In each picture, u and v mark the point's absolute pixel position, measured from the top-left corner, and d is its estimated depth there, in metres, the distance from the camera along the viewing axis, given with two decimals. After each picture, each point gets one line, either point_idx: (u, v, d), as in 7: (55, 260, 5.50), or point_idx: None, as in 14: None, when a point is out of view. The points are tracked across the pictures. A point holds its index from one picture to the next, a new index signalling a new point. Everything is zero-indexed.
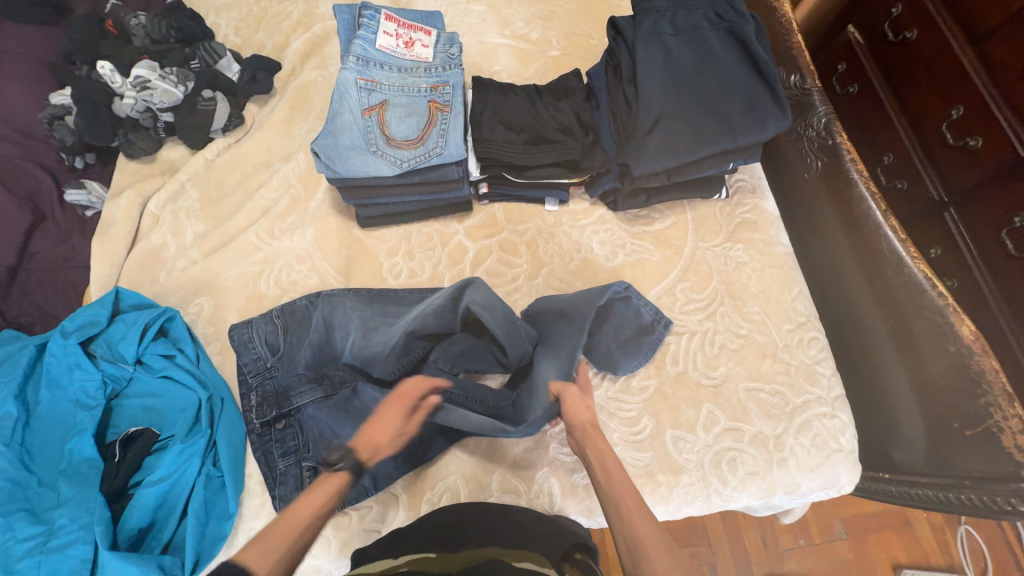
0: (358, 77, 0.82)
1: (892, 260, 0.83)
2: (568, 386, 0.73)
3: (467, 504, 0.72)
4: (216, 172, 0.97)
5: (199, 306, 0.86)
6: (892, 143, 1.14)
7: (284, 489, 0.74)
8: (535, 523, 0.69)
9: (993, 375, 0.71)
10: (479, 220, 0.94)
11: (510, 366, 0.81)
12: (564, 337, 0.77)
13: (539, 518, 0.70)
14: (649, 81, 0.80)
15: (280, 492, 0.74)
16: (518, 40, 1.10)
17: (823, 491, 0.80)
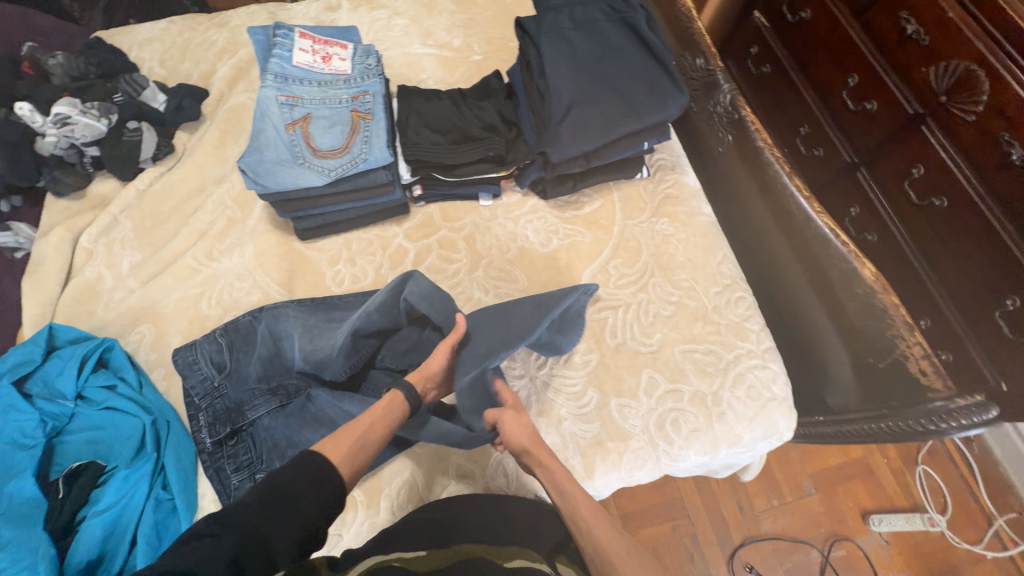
0: (278, 93, 0.85)
1: (802, 217, 0.90)
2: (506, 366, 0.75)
3: (444, 501, 0.74)
4: (150, 201, 0.97)
5: (140, 334, 0.86)
6: (806, 115, 1.36)
7: None
8: (522, 515, 0.73)
9: (895, 309, 0.79)
10: (417, 221, 0.97)
11: None
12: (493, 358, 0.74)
13: (521, 507, 0.74)
14: (557, 73, 0.85)
15: None
16: (441, 48, 1.15)
17: (766, 440, 0.84)
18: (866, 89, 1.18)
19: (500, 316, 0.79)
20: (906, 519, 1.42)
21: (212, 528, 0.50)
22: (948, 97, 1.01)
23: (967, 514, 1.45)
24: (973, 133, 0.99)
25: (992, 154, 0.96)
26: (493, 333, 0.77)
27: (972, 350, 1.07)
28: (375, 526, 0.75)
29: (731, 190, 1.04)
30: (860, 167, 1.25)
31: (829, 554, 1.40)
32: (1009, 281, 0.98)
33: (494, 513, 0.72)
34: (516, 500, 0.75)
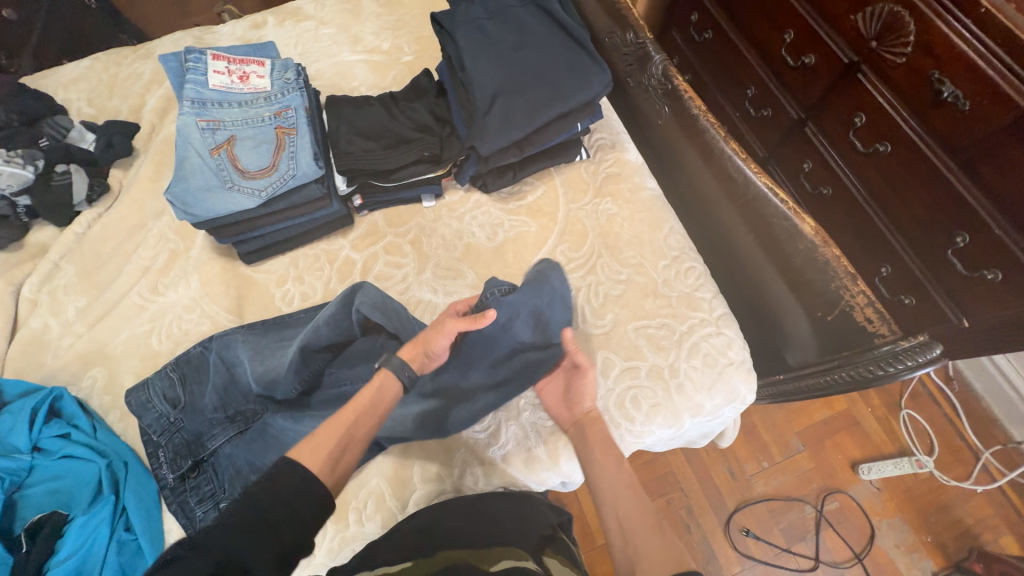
0: (199, 119, 0.84)
1: (740, 179, 0.90)
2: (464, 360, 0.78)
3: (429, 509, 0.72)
4: (90, 244, 0.96)
5: (93, 378, 0.85)
6: (751, 76, 1.35)
7: None
8: (510, 512, 0.73)
9: (836, 261, 0.79)
10: (362, 231, 0.96)
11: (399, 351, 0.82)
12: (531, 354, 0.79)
13: (508, 504, 0.74)
14: (478, 65, 0.84)
15: None
16: (370, 53, 1.14)
17: (728, 405, 0.84)
18: (802, 44, 1.18)
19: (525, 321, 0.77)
20: (894, 465, 1.44)
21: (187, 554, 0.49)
22: (877, 42, 1.01)
23: (953, 452, 1.47)
24: (906, 75, 0.98)
25: (925, 95, 0.96)
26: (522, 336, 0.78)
27: (931, 290, 1.08)
28: (346, 539, 0.75)
29: (674, 161, 1.04)
30: (807, 122, 1.25)
31: (823, 508, 1.41)
32: (956, 217, 0.98)
33: (482, 513, 0.72)
34: (504, 498, 0.75)
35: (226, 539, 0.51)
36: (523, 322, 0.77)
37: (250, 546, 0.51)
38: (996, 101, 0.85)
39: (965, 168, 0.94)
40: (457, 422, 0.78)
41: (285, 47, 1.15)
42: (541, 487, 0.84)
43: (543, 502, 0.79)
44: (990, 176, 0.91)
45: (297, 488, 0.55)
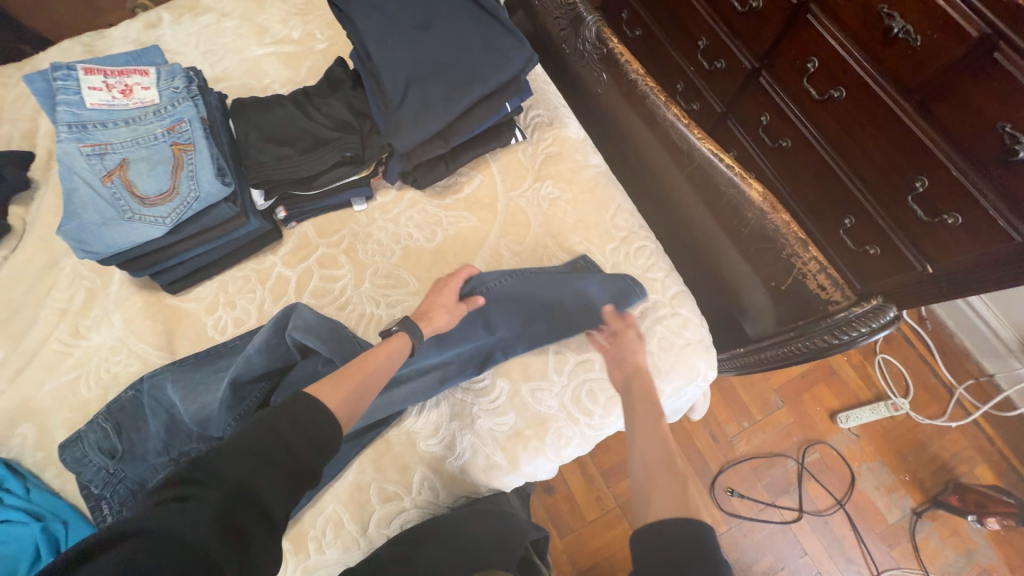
0: (81, 145, 0.75)
1: (685, 148, 0.84)
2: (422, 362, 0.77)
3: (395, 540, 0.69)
4: (0, 290, 0.89)
5: (22, 436, 0.80)
6: (700, 26, 1.26)
7: None
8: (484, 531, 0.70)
9: (784, 228, 0.75)
10: (293, 244, 0.90)
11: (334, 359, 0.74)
12: (543, 320, 0.79)
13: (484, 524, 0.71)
14: (386, 49, 0.77)
15: None
16: (280, 44, 1.04)
17: (690, 385, 0.82)
18: None
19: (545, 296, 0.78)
20: (871, 410, 1.45)
21: (197, 489, 0.46)
22: None
23: (929, 391, 1.48)
24: (856, 13, 0.91)
25: (876, 33, 0.90)
26: (542, 307, 0.78)
27: (894, 237, 1.04)
28: (308, 569, 0.73)
29: (619, 130, 0.97)
30: (761, 72, 1.17)
31: (804, 460, 1.43)
32: (913, 162, 0.93)
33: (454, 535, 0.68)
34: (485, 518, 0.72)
35: (243, 467, 0.49)
36: (540, 304, 0.79)
37: (264, 477, 0.50)
38: (947, 33, 0.80)
39: (921, 109, 0.89)
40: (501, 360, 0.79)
41: (185, 47, 1.04)
42: (507, 489, 0.80)
43: (526, 521, 0.76)
44: (945, 116, 0.86)
45: (316, 421, 0.55)
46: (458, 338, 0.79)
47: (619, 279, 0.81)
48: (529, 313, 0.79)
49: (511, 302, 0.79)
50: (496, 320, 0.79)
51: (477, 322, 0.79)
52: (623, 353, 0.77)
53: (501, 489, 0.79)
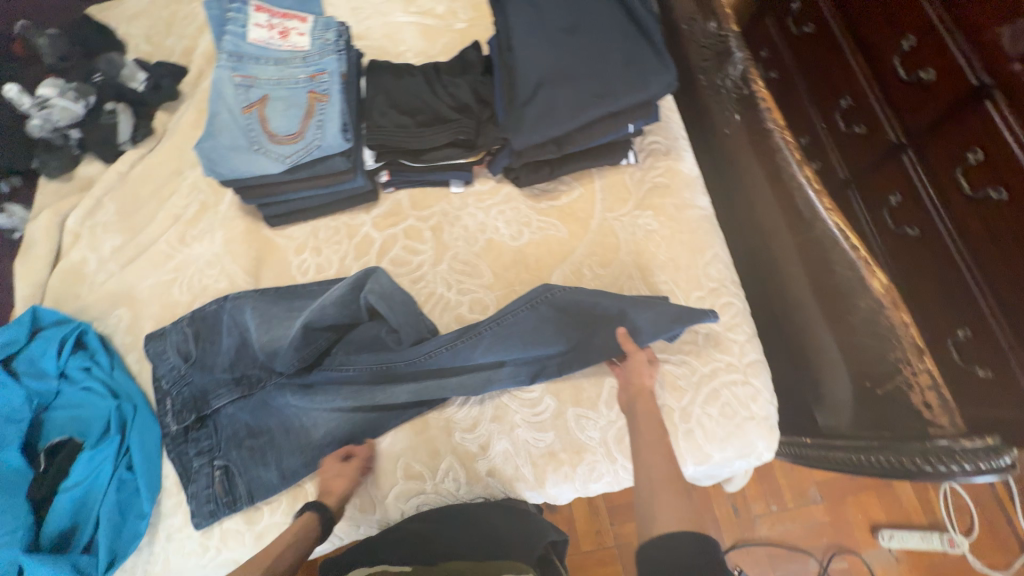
0: (234, 73, 0.82)
1: (808, 214, 0.78)
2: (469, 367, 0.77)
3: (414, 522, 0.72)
4: (131, 184, 0.99)
5: (118, 317, 0.89)
6: (849, 84, 1.16)
7: (196, 487, 0.76)
8: (499, 520, 0.72)
9: (903, 328, 0.68)
10: (385, 209, 0.93)
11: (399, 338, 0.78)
12: (584, 338, 0.75)
13: (502, 514, 0.73)
14: (528, 46, 0.77)
15: (192, 489, 0.76)
16: (424, 16, 1.07)
17: (742, 460, 0.77)
18: (923, 55, 0.98)
19: (588, 314, 0.75)
20: (921, 538, 1.31)
21: None
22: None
23: (996, 538, 1.31)
24: None
25: None
26: (584, 323, 0.76)
27: (1014, 366, 0.91)
28: None
29: (737, 177, 0.92)
30: (907, 149, 1.06)
31: (828, 566, 1.32)
32: None
33: (467, 523, 0.71)
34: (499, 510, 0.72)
35: None
36: (603, 325, 0.75)
37: None
38: None
39: None
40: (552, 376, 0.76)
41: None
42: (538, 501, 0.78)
43: (546, 522, 0.75)
44: None
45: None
46: (518, 342, 0.75)
47: (668, 305, 0.74)
48: (588, 334, 0.75)
49: (572, 317, 0.76)
50: (554, 333, 0.75)
51: (534, 327, 0.75)
52: (630, 376, 0.73)
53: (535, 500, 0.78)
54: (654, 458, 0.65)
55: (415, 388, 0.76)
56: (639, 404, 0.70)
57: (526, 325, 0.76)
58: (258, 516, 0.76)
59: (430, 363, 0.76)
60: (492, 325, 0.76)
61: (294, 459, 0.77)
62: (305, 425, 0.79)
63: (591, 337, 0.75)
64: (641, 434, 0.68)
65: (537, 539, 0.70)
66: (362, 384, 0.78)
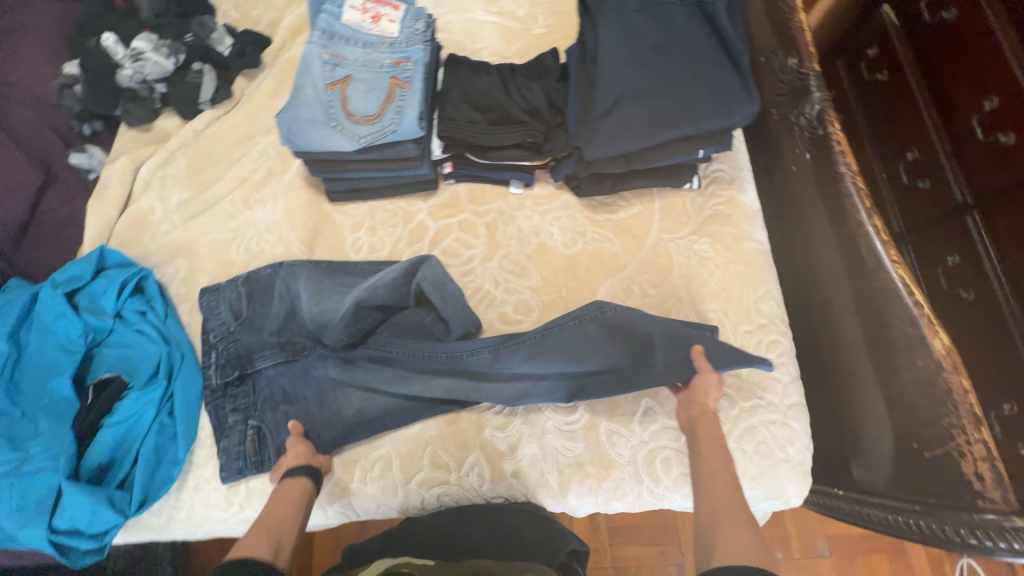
0: (323, 51, 0.85)
1: (872, 262, 0.76)
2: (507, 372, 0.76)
3: (444, 514, 0.74)
4: (204, 142, 1.03)
5: (176, 268, 0.93)
6: (918, 139, 1.09)
7: (228, 442, 0.79)
8: (524, 525, 0.72)
9: (961, 395, 0.65)
10: (443, 199, 0.94)
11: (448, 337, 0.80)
12: (629, 359, 0.74)
13: (528, 520, 0.73)
14: (612, 60, 0.78)
15: (224, 444, 0.79)
16: (503, 17, 1.08)
17: (769, 501, 0.76)
18: (1002, 116, 0.91)
19: (637, 337, 0.75)
20: None
21: None
22: None
23: None
24: None
25: None
26: (633, 344, 0.75)
27: None
28: (345, 493, 0.78)
29: (798, 216, 0.91)
30: (972, 211, 0.98)
31: None
32: None
33: (494, 523, 0.72)
34: (520, 512, 0.74)
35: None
36: (656, 351, 0.74)
37: None
38: None
39: None
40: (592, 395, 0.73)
41: None
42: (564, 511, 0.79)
43: (565, 527, 0.74)
44: None
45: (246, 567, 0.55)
46: (561, 356, 0.75)
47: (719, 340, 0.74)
48: (636, 357, 0.74)
49: (620, 338, 0.75)
50: (599, 351, 0.75)
51: (580, 344, 0.75)
52: (694, 396, 0.71)
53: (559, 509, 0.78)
54: (716, 486, 0.62)
55: (454, 383, 0.77)
56: (701, 427, 0.69)
57: (571, 339, 0.75)
58: None
59: (470, 362, 0.77)
60: (537, 336, 0.77)
61: (327, 431, 0.79)
62: (341, 400, 0.80)
63: (636, 360, 0.74)
64: (703, 459, 0.66)
65: (560, 545, 0.70)
66: (402, 370, 0.80)
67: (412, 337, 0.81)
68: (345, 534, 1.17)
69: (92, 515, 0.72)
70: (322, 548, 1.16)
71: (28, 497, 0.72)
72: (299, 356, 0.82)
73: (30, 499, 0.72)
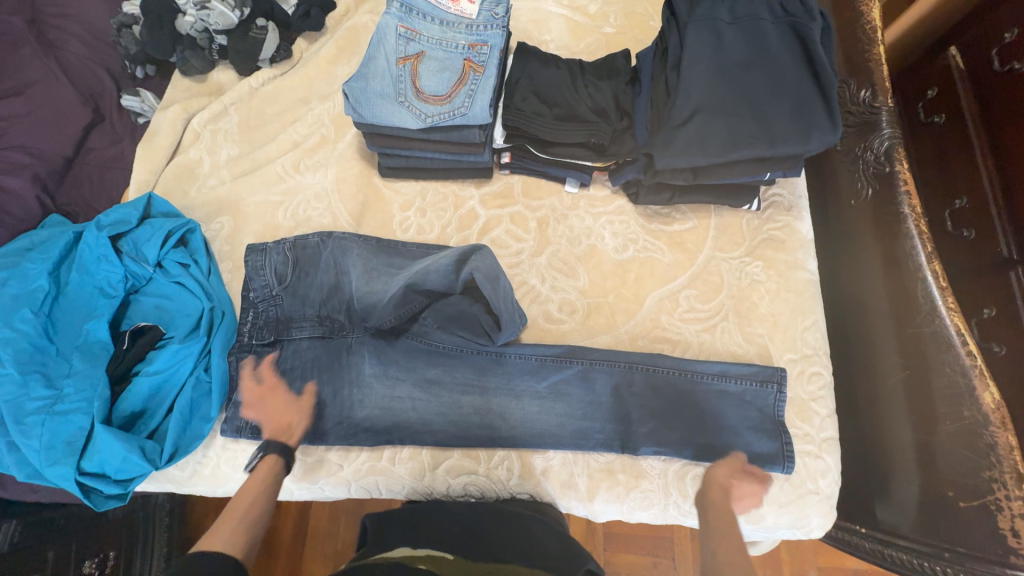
0: (400, 24, 0.84)
1: (925, 308, 0.75)
2: (541, 404, 0.78)
3: (474, 505, 0.72)
4: (258, 101, 1.01)
5: (220, 225, 0.91)
6: (968, 184, 0.93)
7: (239, 397, 0.78)
8: (549, 537, 0.68)
9: (1006, 451, 0.65)
10: (495, 188, 0.93)
11: (495, 338, 0.77)
12: (675, 414, 0.76)
13: (553, 532, 0.69)
14: (694, 71, 0.76)
15: (235, 398, 0.78)
16: (574, 11, 1.06)
17: (790, 530, 0.76)
18: None
19: (683, 398, 0.76)
20: None
21: None
22: None
23: None
24: None
25: None
26: (676, 407, 0.76)
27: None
28: (373, 468, 0.78)
29: (850, 249, 0.90)
30: (1017, 266, 0.83)
31: None
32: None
33: (516, 527, 0.68)
34: (545, 521, 0.70)
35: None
36: (712, 428, 0.75)
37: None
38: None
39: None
40: (635, 446, 0.75)
41: None
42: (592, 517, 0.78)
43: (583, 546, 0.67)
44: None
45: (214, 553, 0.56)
46: (591, 398, 0.78)
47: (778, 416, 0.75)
48: (680, 414, 0.76)
49: (660, 393, 0.77)
50: (640, 405, 0.77)
51: (616, 395, 0.78)
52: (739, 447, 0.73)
53: (585, 514, 0.78)
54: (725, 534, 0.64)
55: (476, 400, 0.79)
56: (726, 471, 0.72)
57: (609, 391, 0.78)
58: (313, 451, 0.79)
59: (518, 388, 0.79)
60: (577, 370, 0.78)
61: (344, 420, 0.79)
62: (365, 398, 0.79)
63: (684, 420, 0.76)
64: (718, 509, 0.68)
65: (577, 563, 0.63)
66: (438, 372, 0.80)
67: (457, 340, 0.80)
68: (346, 506, 1.17)
69: (123, 461, 0.72)
70: (320, 518, 1.16)
71: (59, 436, 0.71)
72: (333, 333, 0.81)
73: (60, 438, 0.71)
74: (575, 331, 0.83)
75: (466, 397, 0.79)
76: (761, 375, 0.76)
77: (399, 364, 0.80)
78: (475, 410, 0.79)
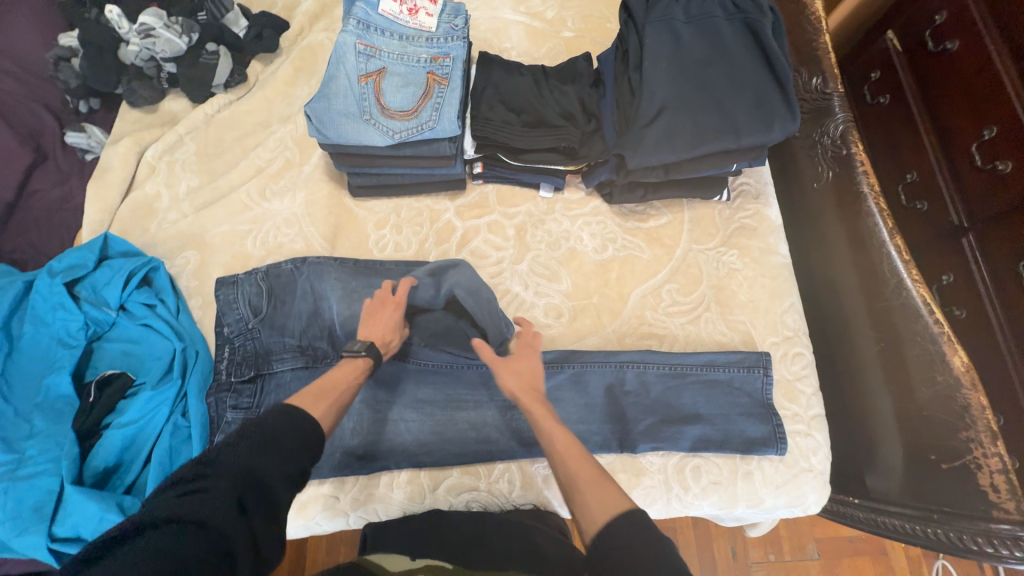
0: (358, 41, 0.83)
1: (892, 281, 0.78)
2: None
3: (478, 514, 0.70)
4: (215, 128, 0.98)
5: (185, 259, 0.87)
6: (915, 158, 0.98)
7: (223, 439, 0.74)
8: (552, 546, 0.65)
9: (979, 411, 0.68)
10: (470, 200, 0.92)
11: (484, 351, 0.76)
12: (668, 408, 0.77)
13: (556, 541, 0.66)
14: (655, 71, 0.78)
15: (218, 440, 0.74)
16: (532, 18, 1.07)
17: (788, 509, 0.78)
18: (1001, 145, 0.81)
19: (673, 392, 0.77)
20: None
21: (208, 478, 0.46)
22: None
23: None
24: None
25: None
26: (668, 401, 0.77)
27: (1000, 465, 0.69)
28: (369, 495, 0.75)
29: (817, 231, 0.94)
30: (967, 233, 0.87)
31: None
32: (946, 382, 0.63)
33: (518, 536, 0.66)
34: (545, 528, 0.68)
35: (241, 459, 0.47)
36: (707, 417, 0.76)
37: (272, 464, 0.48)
38: None
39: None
40: (634, 443, 0.75)
41: None
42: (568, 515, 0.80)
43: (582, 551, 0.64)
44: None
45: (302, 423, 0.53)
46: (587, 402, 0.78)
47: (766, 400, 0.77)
48: (673, 408, 0.77)
49: (653, 388, 0.78)
50: (634, 403, 0.77)
51: (610, 395, 0.78)
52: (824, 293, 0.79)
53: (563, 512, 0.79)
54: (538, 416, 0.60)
55: (470, 415, 0.78)
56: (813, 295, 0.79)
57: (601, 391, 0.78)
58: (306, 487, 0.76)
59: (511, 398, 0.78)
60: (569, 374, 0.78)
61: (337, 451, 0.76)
62: (357, 425, 0.77)
63: (676, 413, 0.77)
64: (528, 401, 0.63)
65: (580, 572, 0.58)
66: (430, 392, 0.78)
67: (445, 356, 0.79)
68: (344, 537, 1.13)
69: (99, 522, 0.67)
70: (317, 552, 1.12)
71: (24, 503, 0.66)
72: (315, 362, 0.78)
73: (26, 504, 0.66)
74: (563, 335, 0.83)
75: (460, 412, 0.78)
76: (748, 360, 0.78)
77: (389, 387, 0.78)
78: (470, 424, 0.77)
